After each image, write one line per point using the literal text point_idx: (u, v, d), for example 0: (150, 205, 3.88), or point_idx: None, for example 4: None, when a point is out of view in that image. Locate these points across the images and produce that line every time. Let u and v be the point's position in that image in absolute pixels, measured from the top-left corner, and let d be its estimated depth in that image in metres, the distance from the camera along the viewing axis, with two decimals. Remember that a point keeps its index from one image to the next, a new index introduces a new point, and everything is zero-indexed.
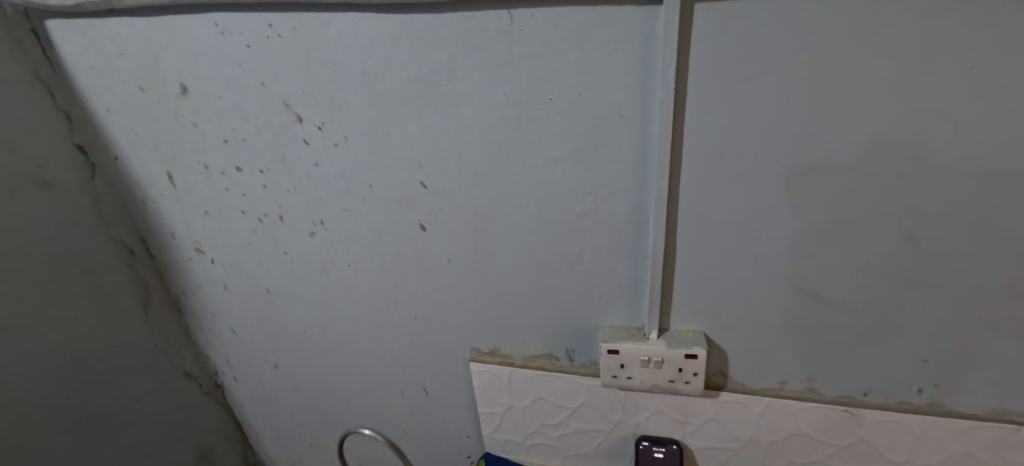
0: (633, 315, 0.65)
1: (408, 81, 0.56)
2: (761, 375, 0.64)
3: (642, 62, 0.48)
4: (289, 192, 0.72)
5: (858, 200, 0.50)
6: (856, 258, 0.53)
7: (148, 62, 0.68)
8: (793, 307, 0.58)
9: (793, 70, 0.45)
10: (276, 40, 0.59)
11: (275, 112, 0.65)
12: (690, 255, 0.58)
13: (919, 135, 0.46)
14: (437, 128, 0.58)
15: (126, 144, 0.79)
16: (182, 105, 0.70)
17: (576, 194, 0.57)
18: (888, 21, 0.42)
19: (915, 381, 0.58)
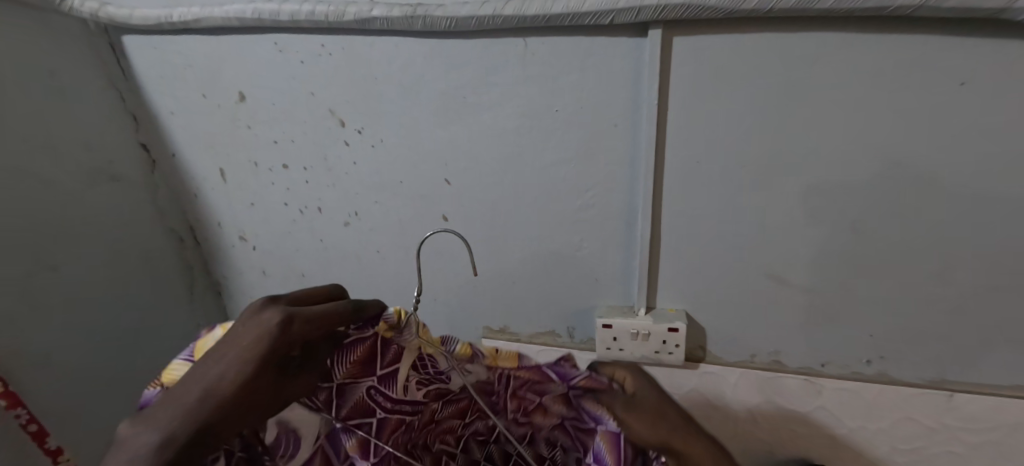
0: (625, 296, 0.75)
1: (438, 93, 0.67)
2: (735, 349, 0.74)
3: (632, 82, 0.59)
4: (328, 187, 0.83)
5: (809, 198, 0.60)
6: (811, 247, 0.63)
7: (211, 73, 0.79)
8: (760, 289, 0.68)
9: (753, 93, 0.56)
10: (327, 57, 0.70)
11: (322, 118, 0.76)
12: (673, 244, 0.68)
13: (855, 145, 0.56)
14: (461, 133, 0.69)
15: (184, 143, 0.89)
16: (238, 110, 0.81)
17: (578, 191, 0.68)
18: (826, 56, 0.53)
19: (864, 354, 0.68)
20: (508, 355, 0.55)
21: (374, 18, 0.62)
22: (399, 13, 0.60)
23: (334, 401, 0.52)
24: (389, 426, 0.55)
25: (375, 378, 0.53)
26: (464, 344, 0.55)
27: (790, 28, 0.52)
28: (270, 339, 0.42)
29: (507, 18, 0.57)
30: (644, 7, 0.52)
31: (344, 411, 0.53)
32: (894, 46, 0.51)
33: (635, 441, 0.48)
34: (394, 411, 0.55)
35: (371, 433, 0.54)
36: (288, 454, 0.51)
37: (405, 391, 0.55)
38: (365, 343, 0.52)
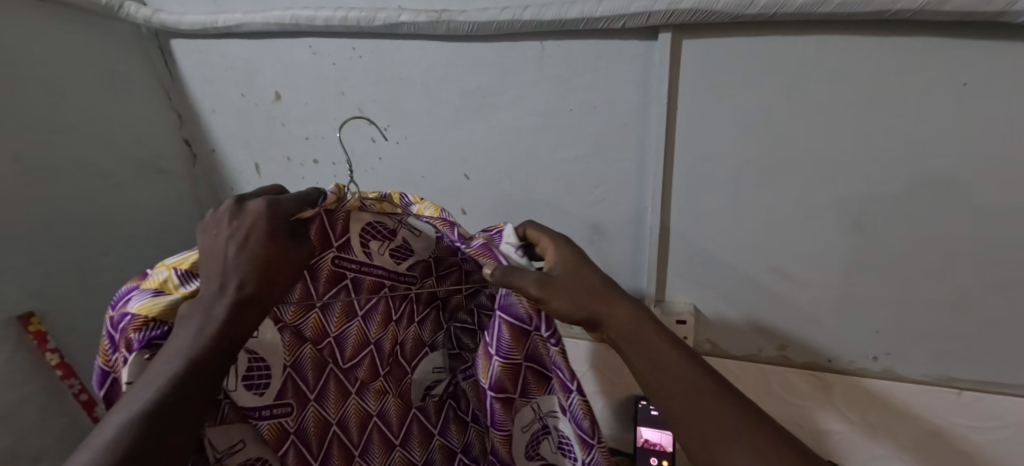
0: (634, 288, 0.78)
1: (459, 92, 0.71)
2: (742, 343, 0.76)
3: (642, 83, 0.62)
4: (354, 181, 0.88)
5: (813, 194, 0.62)
6: (817, 243, 0.65)
7: (251, 74, 0.84)
8: (767, 283, 0.70)
9: (759, 93, 0.58)
10: (357, 59, 0.75)
11: (350, 116, 0.81)
12: (681, 239, 0.70)
13: (858, 144, 0.58)
14: (480, 130, 0.73)
15: (223, 139, 0.94)
16: (274, 109, 0.86)
17: (589, 185, 0.71)
18: (830, 58, 0.55)
19: (870, 350, 0.69)
20: (432, 208, 0.53)
21: (402, 23, 0.66)
22: (425, 18, 0.65)
23: (312, 284, 0.61)
24: (366, 284, 0.64)
25: (334, 249, 0.60)
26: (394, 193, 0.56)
27: (793, 32, 0.55)
28: (272, 221, 0.49)
29: (525, 23, 0.61)
30: (654, 12, 0.55)
31: (322, 287, 0.61)
32: (894, 48, 0.53)
33: (557, 312, 0.50)
34: (364, 273, 0.63)
35: (353, 293, 0.63)
36: (259, 389, 0.57)
37: (368, 256, 0.62)
38: (319, 222, 0.58)
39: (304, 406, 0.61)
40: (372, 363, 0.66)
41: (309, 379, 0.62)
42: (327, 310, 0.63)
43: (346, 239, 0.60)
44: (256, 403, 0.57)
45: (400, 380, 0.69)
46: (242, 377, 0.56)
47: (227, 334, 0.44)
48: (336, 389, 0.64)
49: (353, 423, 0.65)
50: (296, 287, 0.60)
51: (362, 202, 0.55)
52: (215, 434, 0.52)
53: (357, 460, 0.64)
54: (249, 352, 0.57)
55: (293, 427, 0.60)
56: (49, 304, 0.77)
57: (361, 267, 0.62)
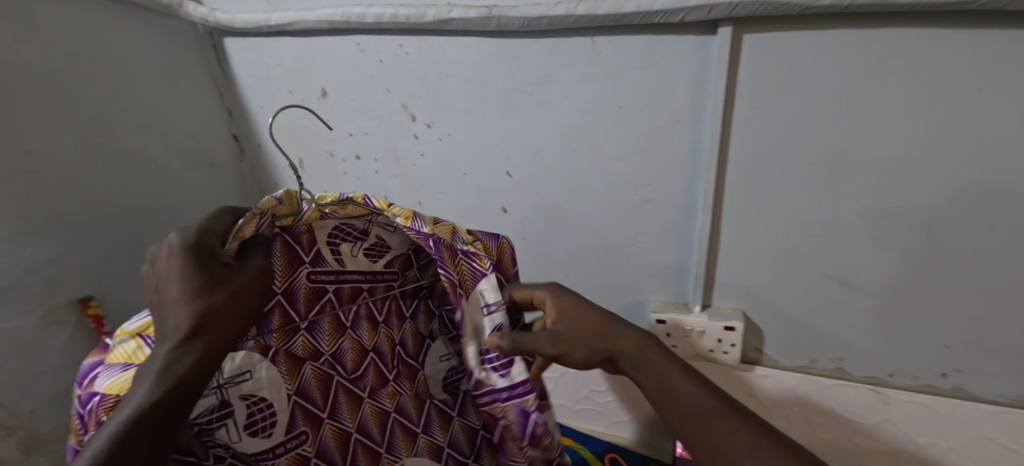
0: (678, 292, 0.75)
1: (507, 89, 0.70)
2: (793, 353, 0.72)
3: (699, 80, 0.60)
4: (395, 177, 0.88)
5: (881, 197, 0.58)
6: (883, 251, 0.61)
7: (299, 70, 0.86)
8: (824, 291, 0.66)
9: (824, 90, 0.55)
10: (404, 56, 0.75)
11: (395, 112, 0.81)
12: (732, 242, 0.68)
13: (934, 146, 0.54)
14: (524, 127, 0.72)
15: (270, 135, 0.96)
16: (320, 105, 0.87)
17: (636, 185, 0.69)
18: (907, 53, 0.51)
19: (938, 366, 0.65)
20: (404, 213, 0.49)
21: (452, 19, 0.66)
22: (475, 14, 0.64)
23: (290, 308, 0.56)
24: (346, 292, 0.60)
25: (307, 264, 0.56)
26: (357, 194, 0.50)
27: (866, 26, 0.51)
28: (196, 253, 0.44)
29: (578, 18, 0.59)
30: (716, 5, 0.52)
31: (303, 308, 0.57)
32: (982, 42, 0.49)
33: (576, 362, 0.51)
34: (342, 282, 0.59)
35: (337, 307, 0.59)
36: (267, 430, 0.54)
37: (342, 263, 0.58)
38: (280, 239, 0.54)
39: (319, 426, 0.57)
40: (378, 369, 0.62)
41: (317, 398, 0.58)
42: (314, 330, 0.58)
43: (315, 251, 0.56)
44: (267, 444, 0.54)
45: (414, 380, 0.64)
46: (242, 423, 0.52)
47: (184, 385, 0.40)
48: (347, 396, 0.59)
49: (373, 425, 0.60)
50: (274, 315, 0.55)
51: (320, 210, 0.51)
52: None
53: (385, 458, 0.60)
54: (245, 398, 0.53)
55: (314, 452, 0.56)
56: (109, 290, 0.80)
57: (337, 277, 0.58)
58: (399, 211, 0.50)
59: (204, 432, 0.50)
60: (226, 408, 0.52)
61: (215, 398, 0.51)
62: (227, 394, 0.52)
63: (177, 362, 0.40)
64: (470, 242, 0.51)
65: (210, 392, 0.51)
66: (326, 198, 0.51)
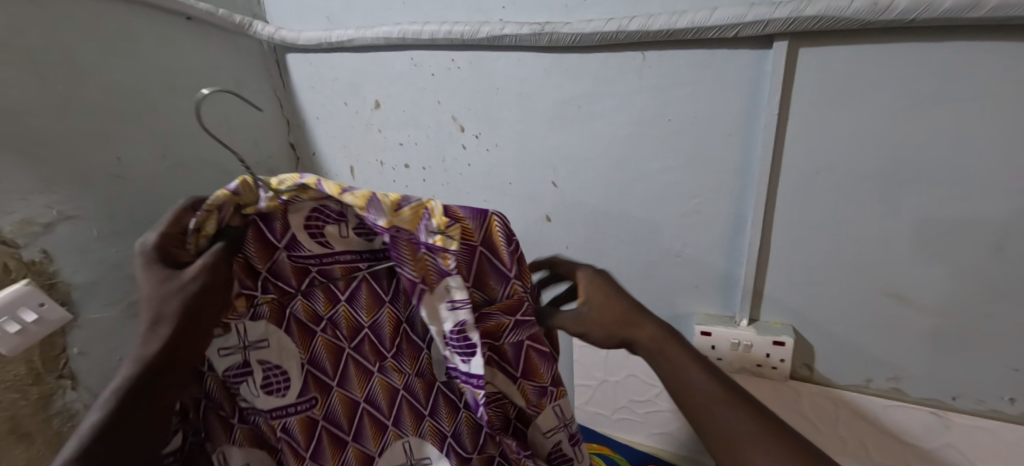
0: (725, 305, 0.74)
1: (555, 102, 0.72)
2: (846, 371, 0.70)
3: (752, 93, 0.60)
4: (442, 185, 0.91)
5: (944, 213, 0.56)
6: (947, 269, 0.59)
7: (355, 84, 0.90)
8: (881, 308, 0.64)
9: (885, 104, 0.54)
10: (455, 70, 0.78)
11: (445, 123, 0.84)
12: (783, 256, 0.67)
13: (1007, 162, 0.52)
14: (572, 138, 0.73)
15: (326, 144, 1.01)
16: (373, 116, 0.92)
17: (684, 197, 0.69)
18: (980, 66, 0.49)
19: (1006, 391, 0.62)
20: (358, 197, 0.43)
21: (505, 35, 0.69)
22: (528, 30, 0.67)
23: (278, 284, 0.51)
24: (338, 270, 0.53)
25: (284, 249, 0.49)
26: (310, 179, 0.44)
27: (932, 40, 0.50)
28: (157, 255, 0.43)
29: (630, 33, 0.61)
30: (772, 20, 0.53)
31: (293, 282, 0.52)
32: None
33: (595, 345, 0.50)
34: (330, 262, 0.52)
35: (326, 280, 0.53)
36: (281, 392, 0.53)
37: (327, 245, 0.50)
38: (252, 227, 0.48)
39: (328, 393, 0.56)
40: (375, 345, 0.57)
41: (325, 368, 0.55)
42: (310, 296, 0.53)
43: (291, 236, 0.49)
44: (281, 405, 0.53)
45: (416, 359, 0.58)
46: (261, 383, 0.52)
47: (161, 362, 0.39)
48: (355, 367, 0.56)
49: (381, 397, 0.57)
50: (266, 291, 0.51)
51: (279, 199, 0.45)
52: (230, 451, 0.52)
53: (391, 431, 0.58)
54: (262, 362, 0.52)
55: (322, 415, 0.55)
56: None
57: (323, 258, 0.51)
58: (352, 197, 0.43)
59: (230, 386, 0.51)
60: (247, 367, 0.51)
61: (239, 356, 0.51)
62: (250, 356, 0.51)
63: (152, 340, 0.39)
64: (442, 231, 0.44)
65: (232, 350, 0.50)
66: (284, 184, 0.45)
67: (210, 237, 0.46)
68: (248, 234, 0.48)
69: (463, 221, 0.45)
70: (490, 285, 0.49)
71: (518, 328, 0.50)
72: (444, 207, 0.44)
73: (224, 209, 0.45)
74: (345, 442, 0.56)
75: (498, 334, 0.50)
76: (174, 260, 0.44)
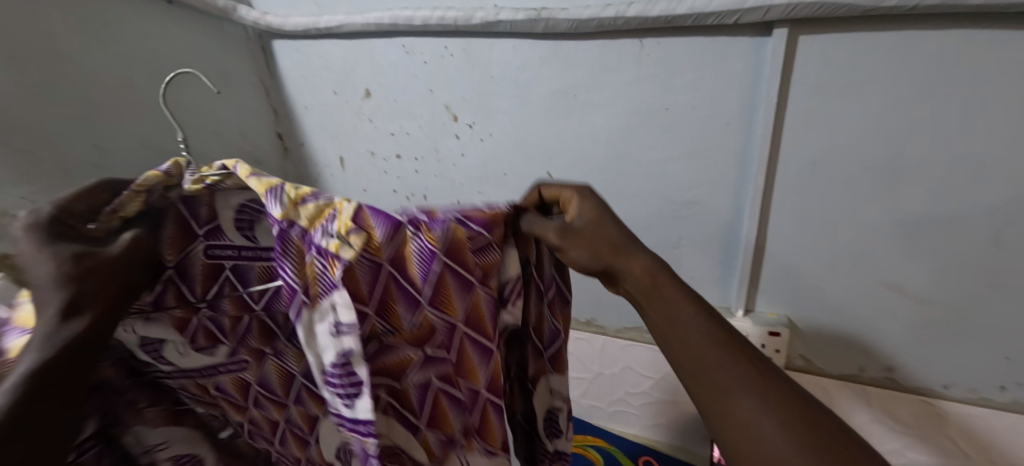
0: (721, 296, 0.74)
1: (552, 91, 0.71)
2: (841, 361, 0.71)
3: (752, 82, 0.59)
4: (436, 177, 0.90)
5: (941, 204, 0.56)
6: (942, 259, 0.59)
7: (345, 73, 0.88)
8: (877, 298, 0.65)
9: (886, 93, 0.54)
10: (448, 57, 0.76)
11: (438, 113, 0.82)
12: (780, 246, 0.67)
13: (1006, 152, 0.52)
14: (570, 128, 0.72)
15: (315, 135, 0.99)
16: (364, 105, 0.89)
17: (681, 188, 0.69)
18: (986, 53, 0.49)
19: (997, 379, 0.63)
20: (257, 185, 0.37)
21: (500, 21, 0.67)
22: (524, 16, 0.65)
23: (183, 287, 0.42)
24: (257, 272, 0.44)
25: (202, 239, 0.41)
26: (229, 161, 0.39)
27: (934, 28, 0.50)
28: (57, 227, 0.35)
29: (629, 19, 0.60)
30: (773, 7, 0.52)
31: (200, 288, 0.42)
32: None
33: (574, 265, 0.43)
34: (251, 258, 0.43)
35: (242, 287, 0.44)
36: (208, 350, 0.46)
37: (254, 240, 0.42)
38: (173, 213, 0.40)
39: (263, 360, 0.48)
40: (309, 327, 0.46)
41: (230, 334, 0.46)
42: (218, 308, 0.44)
43: (216, 224, 0.41)
44: (208, 363, 0.46)
45: None
46: (188, 342, 0.45)
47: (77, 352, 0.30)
48: (293, 344, 0.47)
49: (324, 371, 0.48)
50: (166, 292, 0.42)
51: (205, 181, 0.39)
52: (142, 426, 0.46)
53: None
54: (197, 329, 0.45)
55: (257, 378, 0.49)
56: None
57: (243, 253, 0.43)
58: (256, 182, 0.37)
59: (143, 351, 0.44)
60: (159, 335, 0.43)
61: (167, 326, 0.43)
62: (151, 325, 0.42)
63: (66, 326, 0.30)
64: (341, 236, 0.36)
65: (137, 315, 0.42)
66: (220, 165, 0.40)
67: (126, 220, 0.38)
68: (169, 218, 0.40)
69: (371, 231, 0.38)
70: (396, 313, 0.42)
71: (428, 363, 0.45)
72: (355, 211, 0.37)
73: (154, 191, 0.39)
74: (286, 405, 0.50)
75: (399, 372, 0.45)
76: (80, 238, 0.36)
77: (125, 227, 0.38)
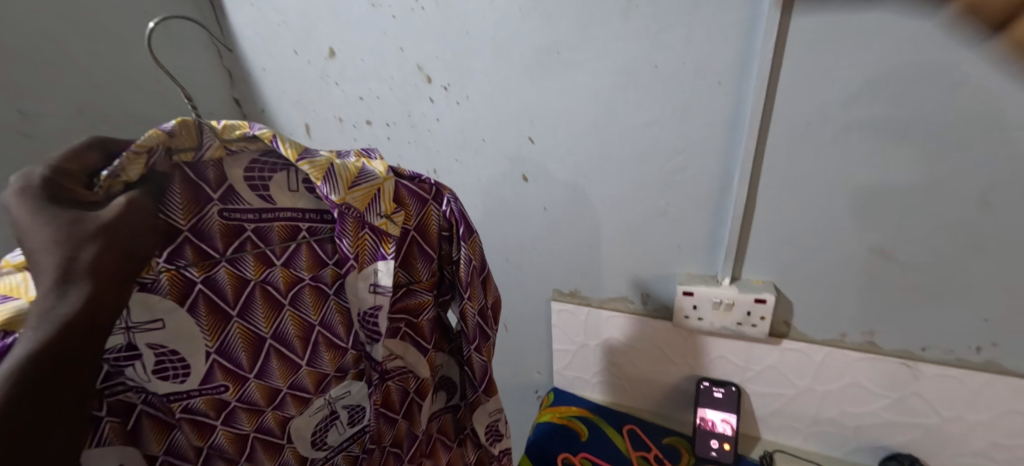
0: (708, 265, 0.73)
1: (535, 49, 0.66)
2: (825, 327, 0.71)
3: (746, 36, 0.56)
4: (410, 143, 0.84)
5: (932, 165, 0.56)
6: (927, 221, 0.59)
7: (306, 29, 0.80)
8: (862, 263, 0.64)
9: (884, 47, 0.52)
10: (420, 11, 0.70)
11: (409, 74, 0.76)
12: (768, 211, 0.65)
13: (997, 108, 0.51)
14: (553, 88, 0.68)
15: (276, 101, 0.92)
16: (328, 67, 0.82)
17: (670, 152, 0.66)
18: None
19: (974, 340, 0.64)
20: (316, 168, 0.45)
21: None
22: None
23: (205, 245, 0.47)
24: (276, 233, 0.50)
25: (217, 202, 0.46)
26: (265, 133, 0.45)
27: None
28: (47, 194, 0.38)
29: None
30: None
31: (220, 245, 0.48)
32: None
33: None
34: (269, 220, 0.49)
35: (262, 245, 0.50)
36: (179, 378, 0.49)
37: (268, 199, 0.48)
38: (179, 176, 0.44)
39: (279, 311, 0.53)
40: (316, 288, 0.54)
41: (228, 297, 0.50)
42: (237, 262, 0.49)
43: (227, 185, 0.46)
44: (219, 322, 0.50)
45: (321, 304, 0.55)
46: (189, 308, 0.48)
47: (76, 327, 0.35)
48: (311, 291, 0.54)
49: (337, 320, 0.56)
50: (185, 249, 0.46)
51: (226, 148, 0.45)
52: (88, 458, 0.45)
53: (350, 353, 0.59)
54: (204, 276, 0.48)
55: (269, 333, 0.53)
56: None
57: (262, 215, 0.49)
58: (310, 167, 0.45)
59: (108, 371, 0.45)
60: (134, 351, 0.46)
61: (177, 278, 0.47)
62: (135, 338, 0.46)
63: (62, 303, 0.35)
64: (388, 215, 0.50)
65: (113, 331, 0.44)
66: (232, 132, 0.45)
67: (128, 184, 0.42)
68: (174, 181, 0.44)
69: (409, 208, 0.52)
70: (416, 265, 0.54)
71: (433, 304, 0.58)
72: (395, 191, 0.50)
73: (155, 151, 0.42)
74: (280, 390, 0.55)
75: (417, 311, 0.57)
76: (78, 201, 0.39)
77: (127, 190, 0.42)
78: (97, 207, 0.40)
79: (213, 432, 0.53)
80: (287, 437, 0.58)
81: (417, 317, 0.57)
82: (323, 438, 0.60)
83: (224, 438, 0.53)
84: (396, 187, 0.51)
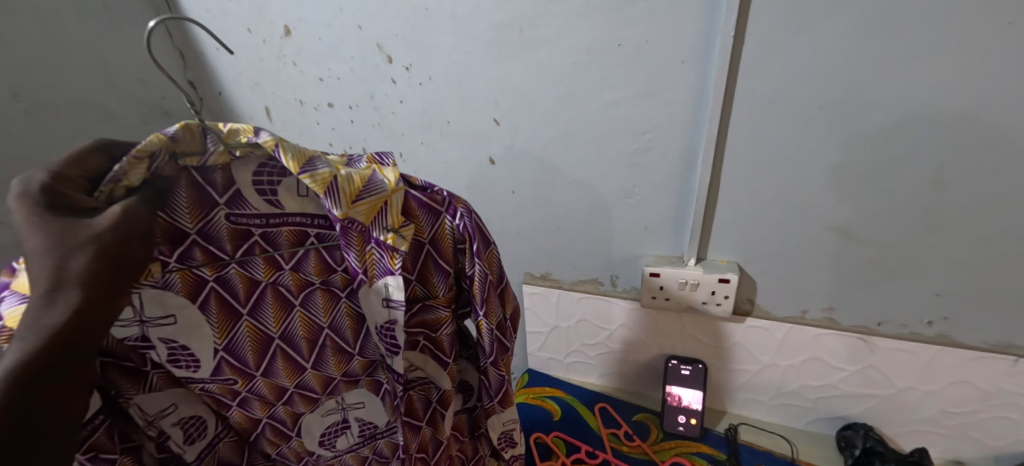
0: (674, 246, 0.73)
1: (493, 25, 0.64)
2: (787, 304, 0.72)
3: (708, 11, 0.55)
4: (374, 126, 0.81)
5: (889, 144, 0.56)
6: (885, 200, 0.60)
7: (258, 6, 0.76)
8: (823, 242, 0.65)
9: (843, 25, 0.51)
10: None
11: (369, 53, 0.73)
12: (733, 192, 0.65)
13: (951, 88, 0.51)
14: (515, 67, 0.66)
15: (232, 82, 0.88)
16: (285, 46, 0.79)
17: (635, 132, 0.65)
18: None
19: (927, 314, 0.66)
20: (319, 181, 0.40)
21: None
22: None
23: (212, 247, 0.45)
24: (284, 237, 0.47)
25: (223, 207, 0.43)
26: (268, 140, 0.39)
27: None
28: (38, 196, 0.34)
29: None
30: None
31: (229, 247, 0.45)
32: None
33: None
34: (278, 224, 0.46)
35: (270, 248, 0.47)
36: (191, 367, 0.49)
37: (276, 205, 0.44)
38: (186, 179, 0.41)
39: (289, 312, 0.52)
40: (327, 290, 0.52)
41: (239, 296, 0.49)
42: (247, 264, 0.47)
43: (234, 190, 0.43)
44: (230, 323, 0.49)
45: (332, 307, 0.53)
46: (200, 306, 0.47)
47: (56, 346, 0.32)
48: (322, 293, 0.52)
49: (347, 325, 0.54)
50: (194, 250, 0.44)
51: (230, 154, 0.40)
52: (147, 400, 0.50)
53: (357, 359, 0.56)
54: (217, 274, 0.47)
55: (277, 333, 0.52)
56: None
57: (270, 220, 0.45)
58: (314, 182, 0.40)
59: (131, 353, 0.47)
60: (148, 342, 0.47)
61: (185, 277, 0.46)
62: (148, 331, 0.46)
63: (48, 314, 0.33)
64: (395, 229, 0.45)
65: (127, 324, 0.45)
66: (237, 138, 0.40)
67: (131, 189, 0.38)
68: (178, 185, 0.41)
69: (417, 220, 0.47)
70: (432, 279, 0.51)
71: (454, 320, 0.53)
72: (404, 204, 0.45)
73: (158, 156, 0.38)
74: (287, 390, 0.55)
75: (435, 326, 0.53)
76: (76, 208, 0.35)
77: (129, 196, 0.38)
78: (95, 214, 0.36)
79: (229, 408, 0.54)
80: (296, 430, 0.59)
81: (436, 331, 0.54)
82: (331, 442, 0.60)
83: (238, 417, 0.55)
84: (404, 197, 0.46)
